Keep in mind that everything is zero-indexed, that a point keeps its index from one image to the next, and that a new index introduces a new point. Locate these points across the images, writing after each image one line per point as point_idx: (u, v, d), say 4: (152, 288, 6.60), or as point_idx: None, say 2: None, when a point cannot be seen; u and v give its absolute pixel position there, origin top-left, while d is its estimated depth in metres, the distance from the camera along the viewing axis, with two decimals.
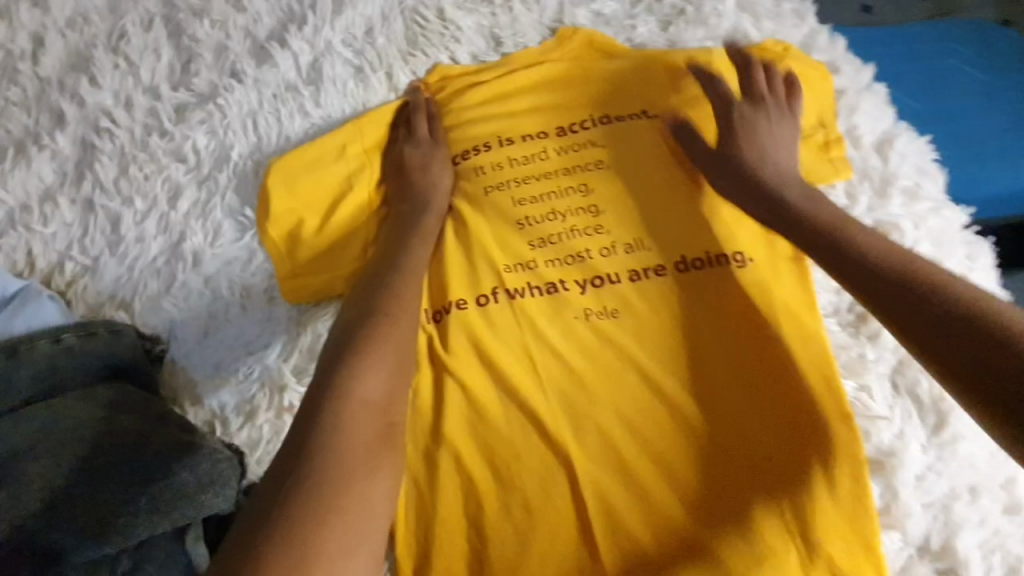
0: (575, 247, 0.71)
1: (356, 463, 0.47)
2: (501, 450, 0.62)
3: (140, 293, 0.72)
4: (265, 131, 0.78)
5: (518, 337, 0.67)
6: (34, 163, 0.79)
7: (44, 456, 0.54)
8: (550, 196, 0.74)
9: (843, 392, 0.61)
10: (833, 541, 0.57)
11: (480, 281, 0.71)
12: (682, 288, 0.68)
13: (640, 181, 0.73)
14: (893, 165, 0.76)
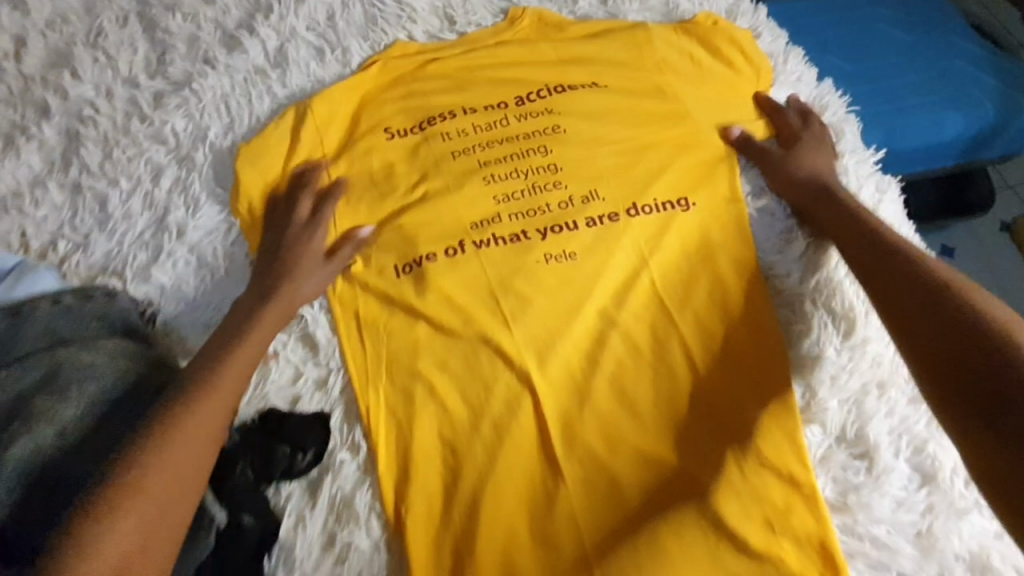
0: (536, 202, 0.77)
1: (164, 470, 0.55)
2: (470, 381, 0.68)
3: (129, 263, 0.77)
4: (239, 112, 0.84)
5: (483, 281, 0.73)
6: (22, 154, 0.85)
7: (53, 397, 0.58)
8: (511, 156, 0.80)
9: (769, 309, 0.70)
10: (766, 434, 0.64)
11: (448, 233, 0.76)
12: (632, 231, 0.75)
13: (595, 139, 0.79)
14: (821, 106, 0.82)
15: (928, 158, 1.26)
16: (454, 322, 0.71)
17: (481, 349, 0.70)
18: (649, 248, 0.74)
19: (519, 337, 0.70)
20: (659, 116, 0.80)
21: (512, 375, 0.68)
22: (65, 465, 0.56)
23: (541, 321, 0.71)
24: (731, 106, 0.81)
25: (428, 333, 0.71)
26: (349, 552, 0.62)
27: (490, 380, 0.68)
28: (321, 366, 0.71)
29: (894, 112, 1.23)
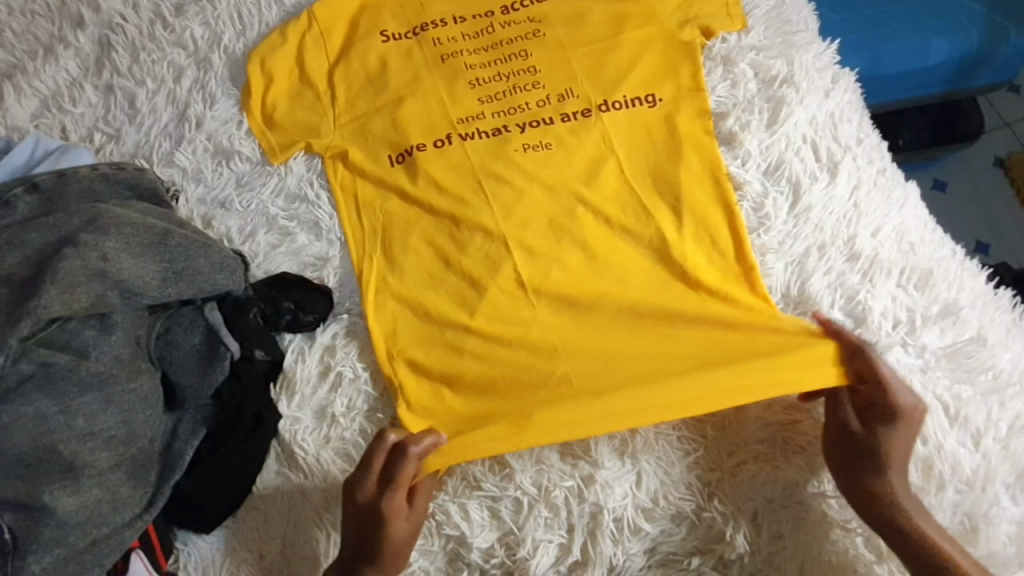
0: (516, 101, 0.83)
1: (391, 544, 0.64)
2: (451, 249, 0.77)
3: (156, 151, 0.88)
4: (250, 19, 0.93)
5: (467, 166, 0.81)
6: (61, 60, 0.95)
7: (94, 237, 0.66)
8: (496, 62, 0.85)
9: (726, 178, 0.77)
10: (711, 280, 0.74)
11: (436, 128, 0.83)
12: (603, 125, 0.81)
13: (573, 44, 0.85)
14: (785, 7, 0.87)
15: (909, 85, 1.29)
16: (438, 202, 0.79)
17: (460, 215, 0.78)
18: (615, 130, 0.81)
19: (491, 201, 0.79)
20: (630, 13, 0.86)
21: (487, 242, 0.77)
22: (100, 286, 0.64)
23: (516, 200, 0.79)
24: (701, 2, 0.85)
25: (416, 208, 0.80)
26: (342, 381, 0.72)
27: (468, 239, 0.77)
28: (324, 238, 0.81)
29: (881, 37, 1.25)
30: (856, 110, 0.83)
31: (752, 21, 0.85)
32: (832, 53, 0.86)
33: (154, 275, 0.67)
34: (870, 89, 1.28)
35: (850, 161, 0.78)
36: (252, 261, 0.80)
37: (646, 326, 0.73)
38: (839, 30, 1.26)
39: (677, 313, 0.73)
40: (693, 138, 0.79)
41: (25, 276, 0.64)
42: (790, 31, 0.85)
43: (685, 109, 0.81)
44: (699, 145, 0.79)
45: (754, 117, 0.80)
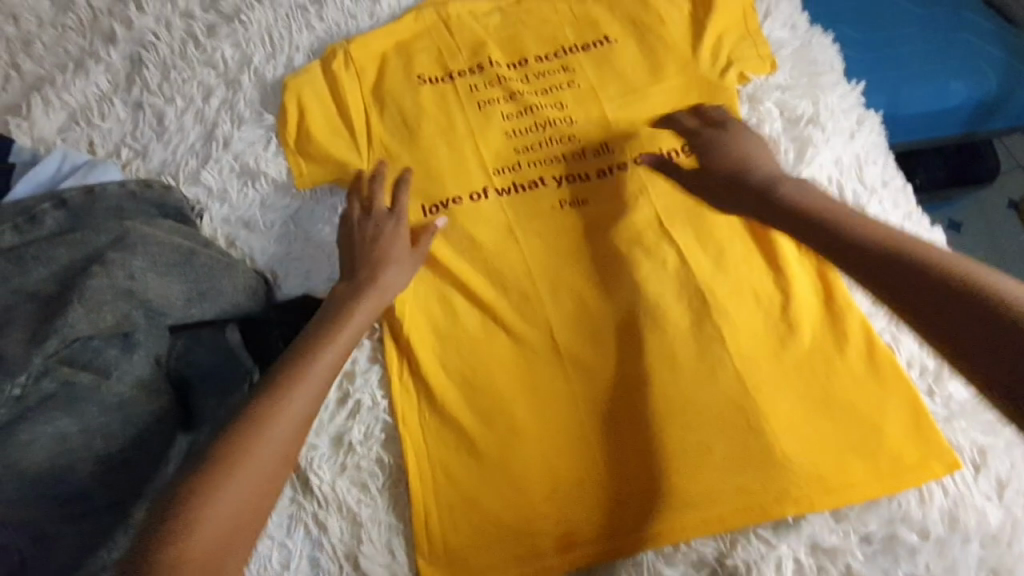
0: (554, 153, 0.85)
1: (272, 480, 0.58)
2: (488, 304, 0.78)
3: (182, 168, 0.88)
4: (280, 43, 0.94)
5: (502, 221, 0.82)
6: (92, 74, 0.97)
7: (123, 254, 0.65)
8: (531, 109, 0.87)
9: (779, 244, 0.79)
10: (751, 348, 0.75)
11: (472, 181, 0.84)
12: (643, 177, 0.84)
13: (605, 92, 0.88)
14: (815, 51, 0.88)
15: (929, 125, 1.29)
16: (469, 251, 0.81)
17: (497, 263, 0.80)
18: (656, 191, 0.83)
19: (536, 266, 0.80)
20: (661, 61, 0.88)
21: (528, 300, 0.79)
22: (127, 304, 0.64)
23: (550, 256, 0.81)
24: (730, 48, 0.87)
25: (457, 261, 0.80)
26: (360, 408, 0.72)
27: (528, 326, 0.78)
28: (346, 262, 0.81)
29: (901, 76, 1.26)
30: (881, 152, 0.83)
31: (778, 62, 0.86)
32: (858, 95, 0.86)
33: (179, 295, 0.68)
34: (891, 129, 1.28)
35: (876, 205, 0.78)
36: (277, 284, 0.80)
37: (690, 400, 0.73)
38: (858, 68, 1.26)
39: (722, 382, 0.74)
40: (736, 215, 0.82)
41: (50, 293, 0.63)
42: (815, 72, 0.86)
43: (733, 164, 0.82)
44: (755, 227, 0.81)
45: (781, 155, 0.80)
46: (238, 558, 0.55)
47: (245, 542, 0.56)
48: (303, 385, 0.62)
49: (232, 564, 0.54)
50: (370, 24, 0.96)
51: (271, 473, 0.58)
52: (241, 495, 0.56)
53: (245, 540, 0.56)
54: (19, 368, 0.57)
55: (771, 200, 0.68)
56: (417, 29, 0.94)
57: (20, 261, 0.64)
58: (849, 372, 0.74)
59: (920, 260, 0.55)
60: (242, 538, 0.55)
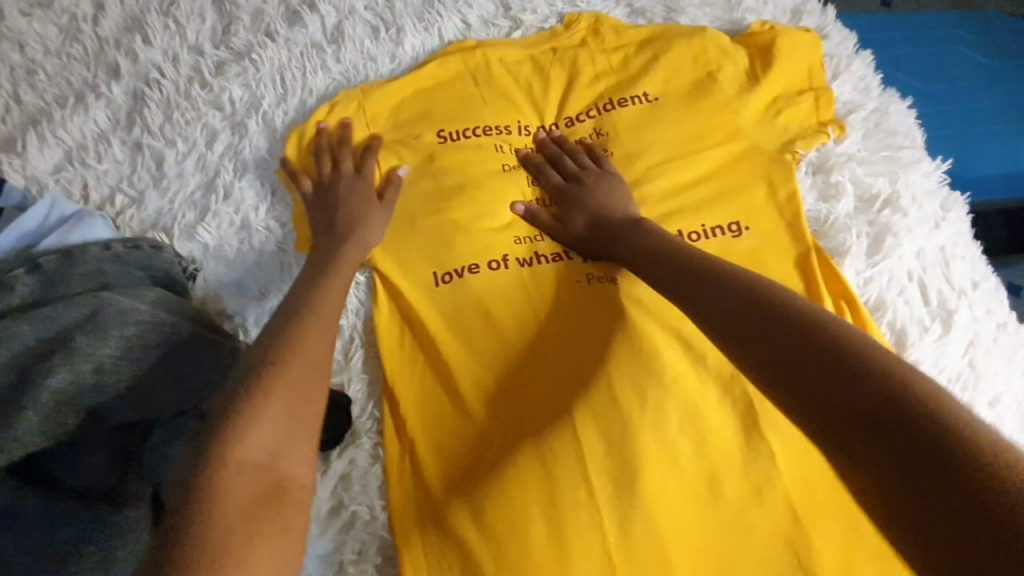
0: None
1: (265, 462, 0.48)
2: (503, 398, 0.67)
3: (178, 220, 0.80)
4: (293, 85, 0.87)
5: (523, 300, 0.71)
6: (91, 110, 0.89)
7: (93, 334, 0.59)
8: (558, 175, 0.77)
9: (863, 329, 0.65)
10: (817, 474, 0.61)
11: (492, 249, 0.74)
12: None
13: (646, 152, 0.78)
14: (889, 119, 0.78)
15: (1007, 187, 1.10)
16: (485, 334, 0.70)
17: (512, 348, 0.69)
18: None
19: (560, 352, 0.68)
20: (715, 123, 0.78)
21: (547, 396, 0.66)
22: (91, 400, 0.57)
23: (575, 342, 0.69)
24: (790, 110, 0.77)
25: (466, 342, 0.69)
26: (355, 521, 0.63)
27: (545, 424, 0.66)
28: (346, 341, 0.72)
29: (987, 132, 1.09)
30: (969, 244, 0.73)
31: (848, 128, 0.76)
32: (940, 174, 0.76)
33: (156, 384, 0.59)
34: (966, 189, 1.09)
35: (966, 311, 0.67)
36: (234, 317, 0.74)
37: (741, 531, 0.60)
38: (933, 121, 1.11)
39: (788, 515, 0.60)
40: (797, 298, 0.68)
41: (6, 384, 0.55)
42: (887, 143, 0.76)
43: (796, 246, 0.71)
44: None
45: (852, 242, 0.69)
46: (298, 461, 0.51)
47: (300, 445, 0.51)
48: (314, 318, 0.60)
49: (293, 467, 0.50)
50: (392, 68, 0.88)
51: (313, 391, 0.54)
52: (289, 401, 0.52)
53: (300, 444, 0.52)
54: None
55: (663, 257, 0.61)
56: (442, 75, 0.85)
57: None
58: None
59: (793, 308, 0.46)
60: (296, 436, 0.51)
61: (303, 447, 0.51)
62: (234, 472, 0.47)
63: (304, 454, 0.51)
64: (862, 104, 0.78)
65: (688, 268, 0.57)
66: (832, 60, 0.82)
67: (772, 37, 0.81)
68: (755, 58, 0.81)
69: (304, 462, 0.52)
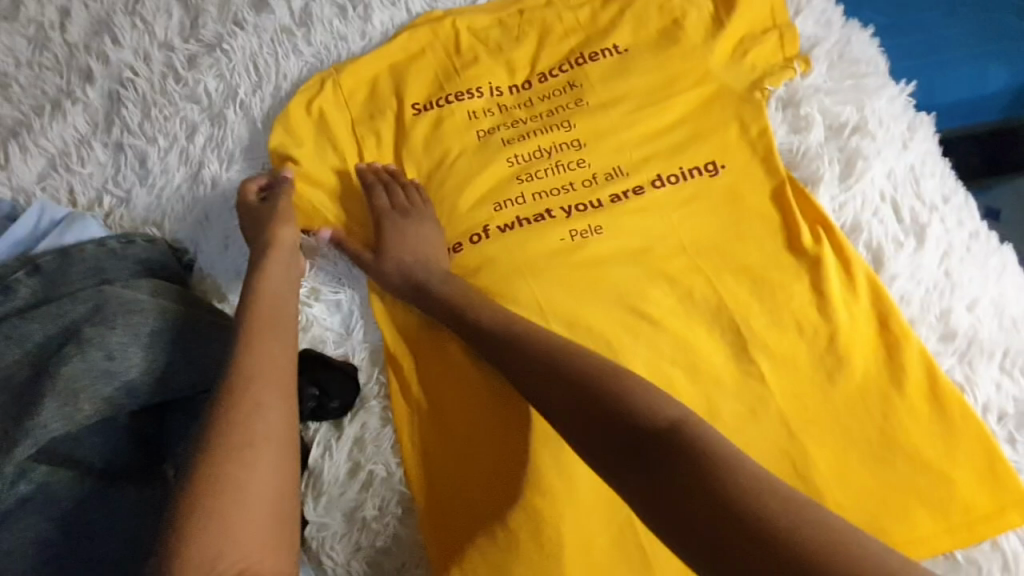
0: (561, 182, 0.77)
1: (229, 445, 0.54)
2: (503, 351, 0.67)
3: (169, 214, 0.82)
4: (266, 71, 0.87)
5: (511, 261, 0.73)
6: (69, 116, 0.90)
7: (101, 323, 0.60)
8: (534, 133, 0.80)
9: (842, 248, 0.67)
10: (810, 392, 0.64)
11: (474, 220, 0.76)
12: (661, 202, 0.74)
13: (617, 105, 0.80)
14: (854, 47, 0.79)
15: (978, 110, 1.12)
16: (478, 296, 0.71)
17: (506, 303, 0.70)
18: (679, 218, 0.73)
19: (552, 303, 0.70)
20: (683, 69, 0.80)
21: None
22: (105, 386, 0.58)
23: (568, 291, 0.70)
24: (756, 49, 0.79)
25: None
26: (374, 480, 0.66)
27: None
28: (347, 314, 0.75)
29: (953, 57, 1.11)
30: (938, 161, 0.75)
31: (813, 60, 0.78)
32: (905, 97, 0.78)
33: (168, 366, 0.62)
34: (938, 116, 1.12)
35: (938, 224, 0.70)
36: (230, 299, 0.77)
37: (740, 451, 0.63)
38: (899, 54, 1.12)
39: (783, 432, 0.63)
40: (776, 228, 0.70)
41: (22, 380, 0.57)
42: (852, 71, 0.77)
43: (772, 178, 0.73)
44: (797, 248, 0.68)
45: (825, 169, 0.72)
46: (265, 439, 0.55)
47: (250, 526, 0.50)
48: (250, 392, 0.57)
49: (241, 556, 0.48)
50: (363, 45, 0.89)
51: (252, 471, 0.52)
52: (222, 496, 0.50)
53: (247, 527, 0.50)
54: None
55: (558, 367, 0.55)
56: (413, 48, 0.86)
57: None
58: (927, 409, 0.63)
59: (644, 395, 0.50)
60: (236, 523, 0.49)
61: (254, 535, 0.49)
62: (216, 454, 0.53)
63: (250, 541, 0.49)
64: (826, 36, 0.80)
65: (514, 337, 0.61)
66: None
67: None
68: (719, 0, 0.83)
69: (271, 436, 0.56)
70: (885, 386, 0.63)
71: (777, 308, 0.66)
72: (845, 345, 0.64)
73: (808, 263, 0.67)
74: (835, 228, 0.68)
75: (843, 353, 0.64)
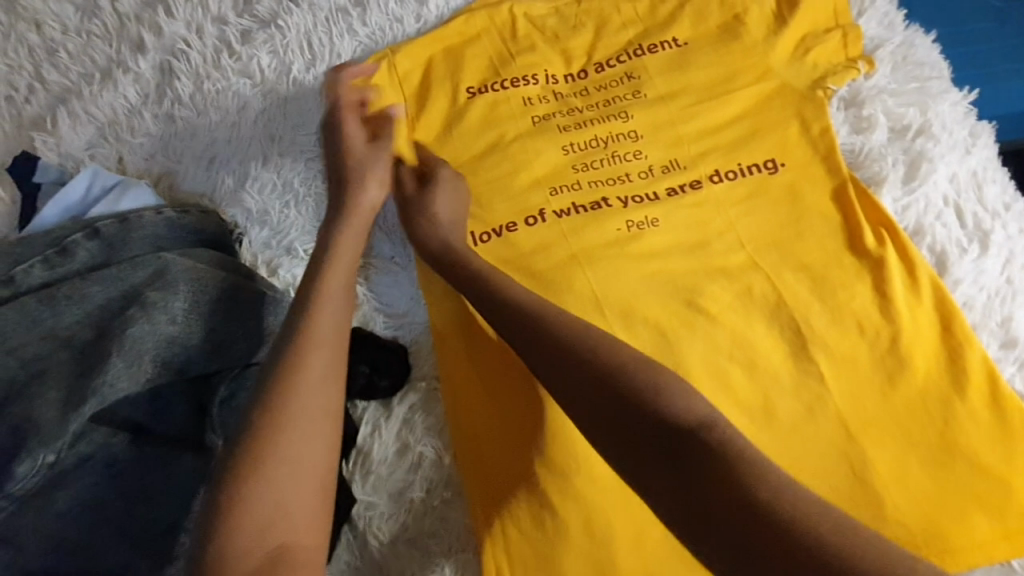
0: (617, 172, 0.76)
1: (278, 421, 0.53)
2: None
3: (219, 188, 0.82)
4: (321, 50, 0.87)
5: (566, 249, 0.72)
6: (119, 85, 0.89)
7: (163, 289, 0.60)
8: (591, 122, 0.79)
9: (907, 250, 0.67)
10: (869, 393, 0.63)
11: (529, 205, 0.75)
12: (718, 197, 0.74)
13: (675, 99, 0.79)
14: (917, 50, 0.79)
15: None
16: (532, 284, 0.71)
17: (560, 291, 0.70)
18: (736, 213, 0.73)
19: (607, 293, 0.69)
20: (743, 65, 0.79)
21: None
22: (167, 351, 0.58)
23: (623, 282, 0.70)
24: (818, 48, 0.78)
25: None
26: (422, 462, 0.65)
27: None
28: (397, 295, 0.74)
29: None
30: (999, 168, 0.74)
31: (876, 61, 0.77)
32: (969, 102, 0.77)
33: (227, 336, 0.62)
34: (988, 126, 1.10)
35: (1001, 231, 0.69)
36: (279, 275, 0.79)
37: (796, 449, 0.62)
38: None
39: (842, 432, 0.62)
40: (836, 227, 0.69)
41: (85, 340, 0.57)
42: (916, 75, 0.77)
43: (834, 178, 0.72)
44: (858, 249, 0.67)
45: (888, 170, 0.71)
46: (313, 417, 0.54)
47: (299, 503, 0.51)
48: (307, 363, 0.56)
49: (291, 531, 0.50)
50: (418, 28, 0.88)
51: (304, 447, 0.53)
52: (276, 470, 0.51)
53: (299, 504, 0.51)
54: (53, 433, 0.52)
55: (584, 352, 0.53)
56: (470, 32, 0.85)
57: (51, 302, 0.58)
58: (988, 414, 0.62)
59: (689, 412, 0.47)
60: (291, 498, 0.51)
61: (303, 512, 0.51)
62: (265, 428, 0.52)
63: (301, 517, 0.51)
64: (888, 38, 0.79)
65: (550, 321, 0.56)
66: None
67: None
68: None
69: (315, 415, 0.54)
70: (946, 390, 0.63)
71: (838, 308, 0.65)
72: (908, 348, 0.64)
73: (871, 263, 0.66)
74: (899, 230, 0.68)
75: (906, 355, 0.63)
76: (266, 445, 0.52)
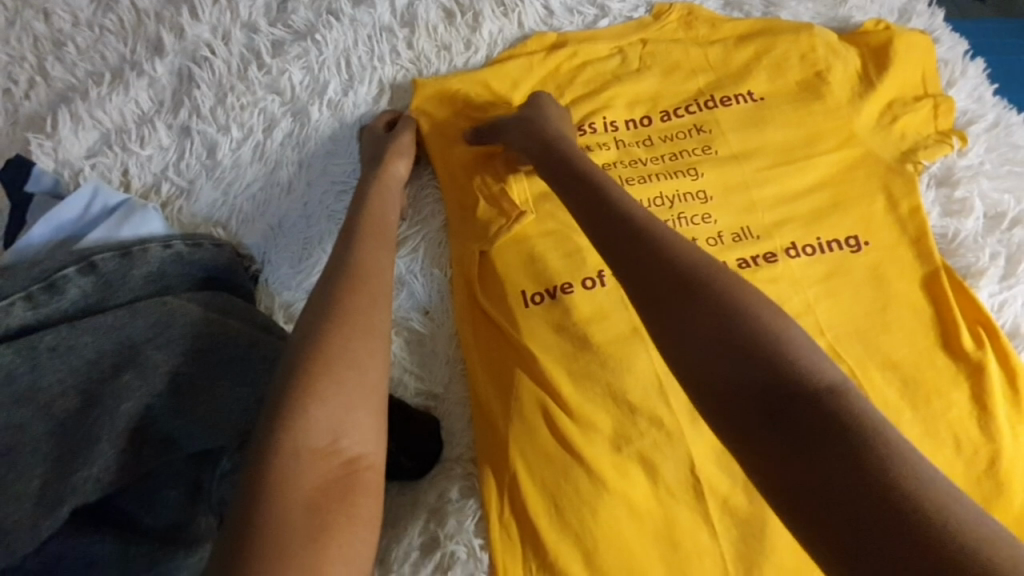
0: (684, 236, 0.69)
1: (336, 338, 0.51)
2: (615, 431, 0.60)
3: (236, 215, 0.75)
4: (361, 71, 0.79)
5: (628, 318, 0.63)
6: (131, 89, 0.79)
7: (168, 345, 0.52)
8: (656, 177, 0.71)
9: (1013, 356, 0.61)
10: None
11: (585, 262, 0.65)
12: (796, 275, 0.66)
13: (750, 158, 0.72)
14: (1008, 130, 0.74)
15: None
16: (587, 360, 0.62)
17: (619, 371, 0.61)
18: (815, 294, 0.65)
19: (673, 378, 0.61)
20: (826, 129, 0.72)
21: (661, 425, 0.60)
22: (168, 425, 0.50)
23: None
24: (908, 117, 0.72)
25: (570, 365, 0.62)
26: (452, 563, 0.56)
27: (658, 457, 0.59)
28: (431, 356, 0.66)
29: None
30: None
31: (969, 138, 0.72)
32: None
33: (235, 404, 0.52)
34: None
35: None
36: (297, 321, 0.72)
37: None
38: None
39: None
40: (928, 322, 0.63)
41: (68, 410, 0.48)
42: (1008, 159, 0.72)
43: (927, 264, 0.66)
44: (955, 349, 0.62)
45: (985, 262, 0.66)
46: (365, 341, 0.52)
47: (358, 417, 0.49)
48: (363, 299, 0.55)
49: (358, 443, 0.48)
50: (467, 57, 0.80)
51: (365, 367, 0.51)
52: (335, 380, 0.49)
53: (362, 420, 0.49)
54: (30, 528, 0.45)
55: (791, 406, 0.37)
56: (526, 67, 0.77)
57: (30, 354, 0.48)
58: None
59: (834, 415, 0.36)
60: (354, 411, 0.49)
61: (358, 431, 0.49)
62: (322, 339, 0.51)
63: (365, 431, 0.49)
64: (982, 115, 0.74)
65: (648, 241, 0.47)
66: (946, 66, 0.77)
67: (887, 39, 0.76)
68: (868, 60, 0.75)
69: (371, 343, 0.53)
70: None
71: (930, 416, 0.60)
72: (1009, 468, 0.58)
73: (970, 369, 0.61)
74: (1000, 330, 0.63)
75: (1009, 475, 0.57)
76: (322, 361, 0.50)
